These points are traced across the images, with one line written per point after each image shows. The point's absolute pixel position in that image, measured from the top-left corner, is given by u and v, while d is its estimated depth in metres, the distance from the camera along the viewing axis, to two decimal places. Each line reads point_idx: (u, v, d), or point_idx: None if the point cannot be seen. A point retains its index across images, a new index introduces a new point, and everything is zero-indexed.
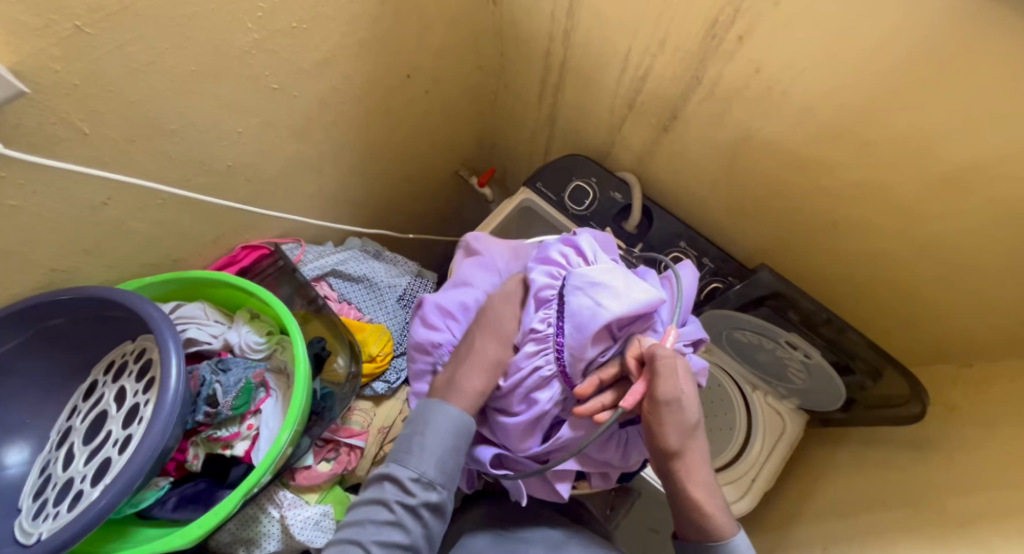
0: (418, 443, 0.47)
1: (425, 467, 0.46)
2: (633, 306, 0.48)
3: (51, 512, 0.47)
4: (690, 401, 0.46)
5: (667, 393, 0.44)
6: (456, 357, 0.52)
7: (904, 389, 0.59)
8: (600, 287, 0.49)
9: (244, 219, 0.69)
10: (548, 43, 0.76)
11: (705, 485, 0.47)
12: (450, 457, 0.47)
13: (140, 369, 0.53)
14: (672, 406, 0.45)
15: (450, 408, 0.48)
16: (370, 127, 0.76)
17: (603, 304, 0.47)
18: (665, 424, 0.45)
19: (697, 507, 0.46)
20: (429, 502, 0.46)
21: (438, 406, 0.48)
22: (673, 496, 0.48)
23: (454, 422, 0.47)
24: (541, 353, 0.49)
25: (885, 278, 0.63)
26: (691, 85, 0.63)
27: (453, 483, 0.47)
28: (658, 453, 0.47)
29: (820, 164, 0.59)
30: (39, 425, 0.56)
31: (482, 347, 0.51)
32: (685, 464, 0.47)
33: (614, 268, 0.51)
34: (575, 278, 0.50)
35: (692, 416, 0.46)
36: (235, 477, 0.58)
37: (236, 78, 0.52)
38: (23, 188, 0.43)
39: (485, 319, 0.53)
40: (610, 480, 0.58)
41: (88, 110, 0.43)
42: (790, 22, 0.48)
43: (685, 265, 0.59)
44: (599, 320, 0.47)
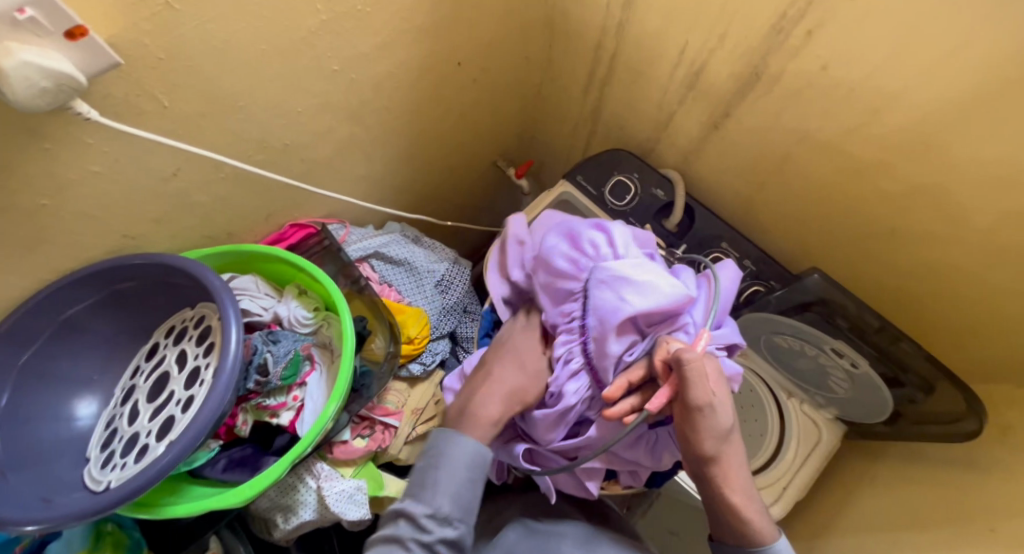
0: (433, 477, 0.46)
1: (441, 501, 0.45)
2: (659, 303, 0.48)
3: (119, 463, 0.50)
4: (721, 405, 0.44)
5: (700, 400, 0.43)
6: (471, 388, 0.53)
7: (960, 403, 0.57)
8: (628, 283, 0.49)
9: (295, 197, 0.71)
10: (601, 35, 0.76)
11: (742, 489, 0.47)
12: (467, 490, 0.46)
13: (201, 334, 0.56)
14: (704, 412, 0.43)
15: (466, 439, 0.47)
16: (418, 113, 0.77)
17: (626, 299, 0.48)
18: (699, 429, 0.44)
19: (735, 511, 0.46)
20: (447, 539, 0.44)
21: (453, 437, 0.48)
22: (709, 500, 0.48)
23: (468, 452, 0.47)
24: (569, 346, 0.51)
25: (944, 291, 0.61)
26: (748, 81, 0.62)
27: (470, 518, 0.46)
28: (694, 459, 0.46)
29: (881, 168, 0.57)
30: (105, 382, 0.59)
31: (499, 375, 0.52)
32: (722, 468, 0.46)
33: (643, 264, 0.51)
34: (600, 272, 0.50)
35: (726, 421, 0.45)
36: (280, 445, 0.60)
37: (301, 59, 0.54)
38: (106, 155, 0.45)
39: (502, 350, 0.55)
40: (638, 479, 0.58)
41: (169, 84, 0.45)
42: (864, 17, 0.47)
43: (725, 264, 0.58)
44: (622, 314, 0.47)
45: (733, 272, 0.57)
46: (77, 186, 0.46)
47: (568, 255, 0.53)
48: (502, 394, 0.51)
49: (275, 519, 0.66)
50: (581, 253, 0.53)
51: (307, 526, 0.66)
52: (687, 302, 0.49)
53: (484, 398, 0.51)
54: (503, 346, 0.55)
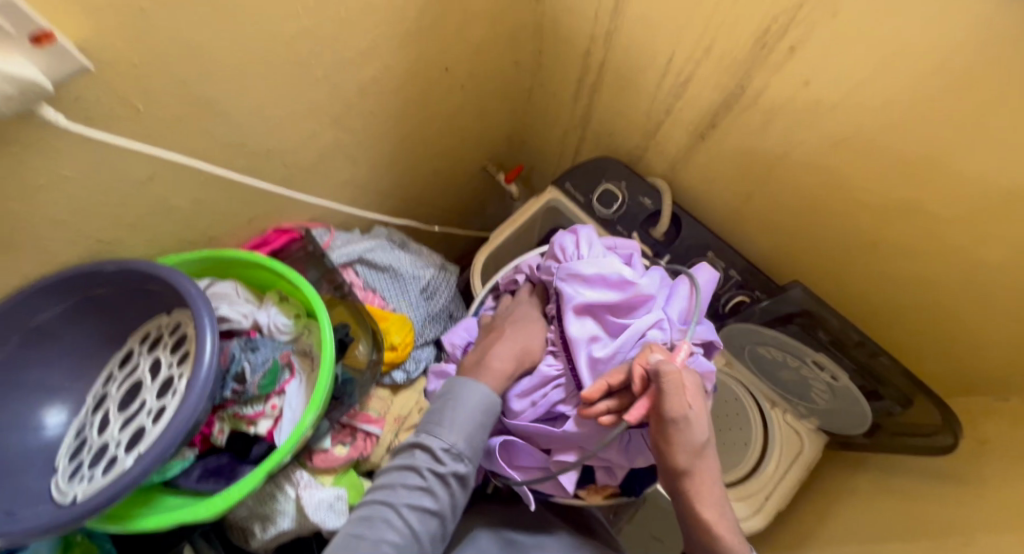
0: (449, 414, 0.48)
1: (456, 438, 0.47)
2: (609, 298, 0.55)
3: (87, 474, 0.49)
4: (696, 418, 0.44)
5: (674, 411, 0.42)
6: (485, 345, 0.56)
7: (936, 418, 0.58)
8: (582, 282, 0.55)
9: (278, 203, 0.70)
10: (589, 43, 0.76)
11: (716, 504, 0.45)
12: (477, 431, 0.48)
13: (175, 342, 0.55)
14: (679, 424, 0.43)
15: (478, 384, 0.49)
16: (405, 118, 0.77)
17: (581, 292, 0.55)
18: (672, 441, 0.44)
19: (707, 527, 0.44)
20: (458, 472, 0.46)
21: (466, 382, 0.49)
22: (682, 513, 0.47)
23: (482, 398, 0.48)
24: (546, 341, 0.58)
25: (924, 305, 0.62)
26: (733, 95, 0.62)
27: (479, 456, 0.48)
28: (667, 469, 0.45)
29: (863, 183, 0.57)
30: (77, 389, 0.58)
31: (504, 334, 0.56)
32: (695, 481, 0.45)
33: (604, 261, 0.56)
34: (564, 270, 0.56)
35: (702, 434, 0.44)
36: (257, 454, 0.59)
37: (284, 64, 0.53)
38: (78, 160, 0.45)
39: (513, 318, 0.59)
40: (614, 478, 0.56)
41: (143, 88, 0.44)
42: (844, 35, 0.47)
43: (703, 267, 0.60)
44: (572, 306, 0.54)
45: (709, 274, 0.59)
46: (47, 190, 0.45)
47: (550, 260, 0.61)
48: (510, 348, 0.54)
49: (252, 528, 0.65)
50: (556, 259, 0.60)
51: (286, 535, 0.65)
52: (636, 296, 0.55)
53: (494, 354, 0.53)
54: (514, 316, 0.60)
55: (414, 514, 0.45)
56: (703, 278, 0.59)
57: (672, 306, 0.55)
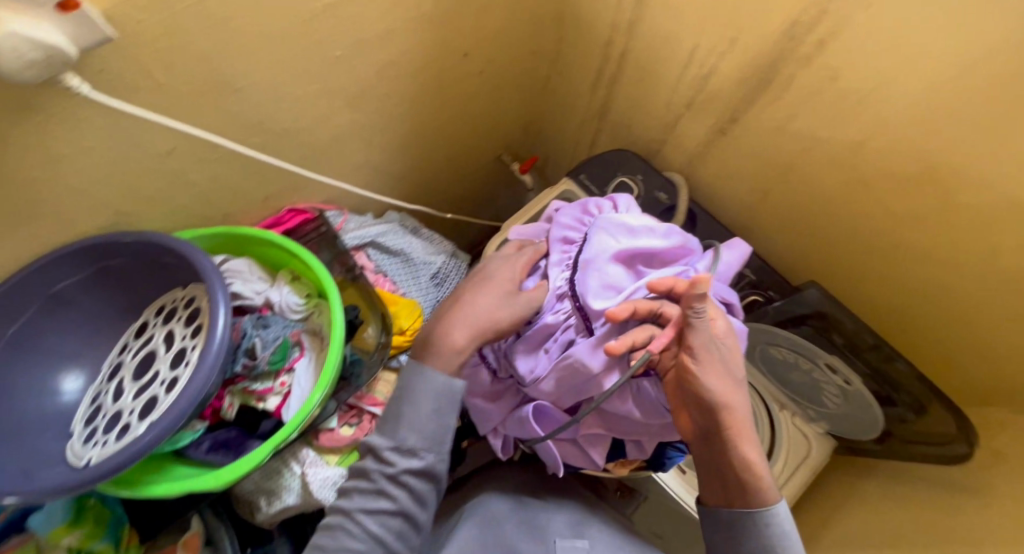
0: (397, 410, 0.44)
1: (405, 433, 0.43)
2: (653, 245, 0.49)
3: (101, 440, 0.50)
4: (727, 352, 0.43)
5: (705, 340, 0.42)
6: (441, 315, 0.48)
7: (951, 427, 0.57)
8: (626, 228, 0.50)
9: (293, 182, 0.70)
10: (611, 32, 0.75)
11: (749, 438, 0.43)
12: (431, 421, 0.43)
13: (189, 315, 0.55)
14: (712, 354, 0.42)
15: (427, 369, 0.45)
16: (422, 102, 0.76)
17: (619, 238, 0.49)
18: (709, 373, 0.41)
19: (745, 465, 0.42)
20: (413, 469, 0.42)
21: (416, 370, 0.45)
22: (712, 459, 0.43)
23: (431, 387, 0.44)
24: (558, 281, 0.50)
25: (945, 312, 0.60)
26: (757, 88, 0.61)
27: (440, 446, 0.44)
28: (699, 408, 0.42)
29: (887, 183, 0.56)
30: (93, 356, 0.59)
31: (474, 302, 0.48)
32: (731, 417, 0.42)
33: (640, 216, 0.52)
34: (604, 220, 0.50)
35: (734, 367, 0.43)
36: (265, 430, 0.59)
37: (303, 42, 0.53)
38: (99, 130, 0.46)
39: (480, 276, 0.50)
40: (645, 451, 0.53)
41: (164, 61, 0.44)
42: (875, 29, 0.46)
43: (735, 245, 0.52)
44: (613, 250, 0.48)
45: (742, 248, 0.52)
46: (69, 158, 0.46)
47: (574, 211, 0.54)
48: (473, 325, 0.46)
49: (258, 502, 0.66)
50: (586, 213, 0.54)
51: (290, 511, 0.66)
52: (675, 249, 0.50)
53: (455, 324, 0.46)
54: (484, 275, 0.50)
55: (372, 520, 0.42)
56: (736, 253, 0.52)
57: (706, 259, 0.50)
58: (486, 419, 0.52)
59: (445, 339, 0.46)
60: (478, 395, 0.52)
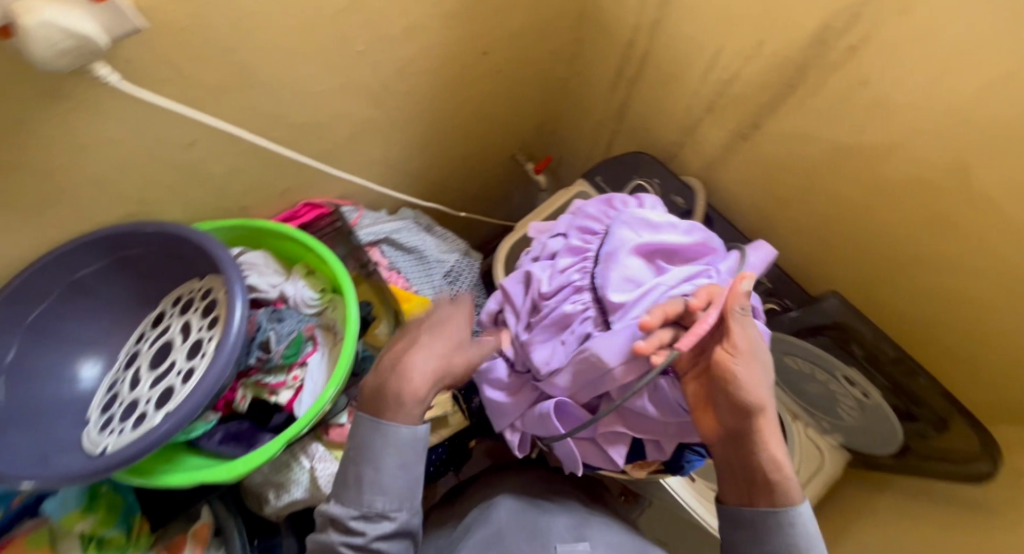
0: (357, 476, 0.42)
1: (370, 497, 0.42)
2: (675, 240, 0.48)
3: (117, 428, 0.50)
4: (763, 351, 0.41)
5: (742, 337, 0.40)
6: (391, 360, 0.45)
7: (974, 445, 0.56)
8: (648, 224, 0.49)
9: (310, 176, 0.70)
10: (633, 33, 0.74)
11: (777, 440, 0.42)
12: (395, 479, 0.42)
13: (206, 307, 0.56)
14: (748, 353, 0.40)
15: (384, 424, 0.43)
16: (440, 100, 0.76)
17: (642, 234, 0.48)
18: (745, 372, 0.40)
19: (774, 466, 0.40)
20: (384, 533, 0.41)
21: (371, 428, 0.43)
22: (737, 459, 0.42)
23: (391, 444, 0.42)
24: (577, 272, 0.49)
25: (968, 326, 0.59)
26: (781, 93, 0.60)
27: (407, 501, 0.43)
28: (731, 407, 0.41)
29: (914, 193, 0.55)
30: (110, 344, 0.60)
31: (424, 346, 0.45)
32: (762, 418, 0.41)
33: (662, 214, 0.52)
34: (626, 215, 0.50)
35: (769, 367, 0.42)
36: (277, 423, 0.59)
37: (327, 36, 0.53)
38: (125, 119, 0.46)
39: (429, 320, 0.48)
40: (665, 452, 0.50)
41: (191, 52, 0.44)
42: (908, 35, 0.45)
43: (758, 248, 0.52)
44: (632, 243, 0.47)
45: (765, 251, 0.52)
46: (94, 146, 0.46)
47: (596, 207, 0.55)
48: (427, 370, 0.43)
49: (267, 494, 0.66)
50: (610, 208, 0.55)
51: (298, 505, 0.66)
52: (698, 247, 0.49)
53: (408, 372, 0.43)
54: (431, 320, 0.48)
55: None
56: (758, 256, 0.51)
57: (730, 260, 0.49)
58: (503, 412, 0.51)
59: (399, 385, 0.43)
60: (496, 388, 0.51)
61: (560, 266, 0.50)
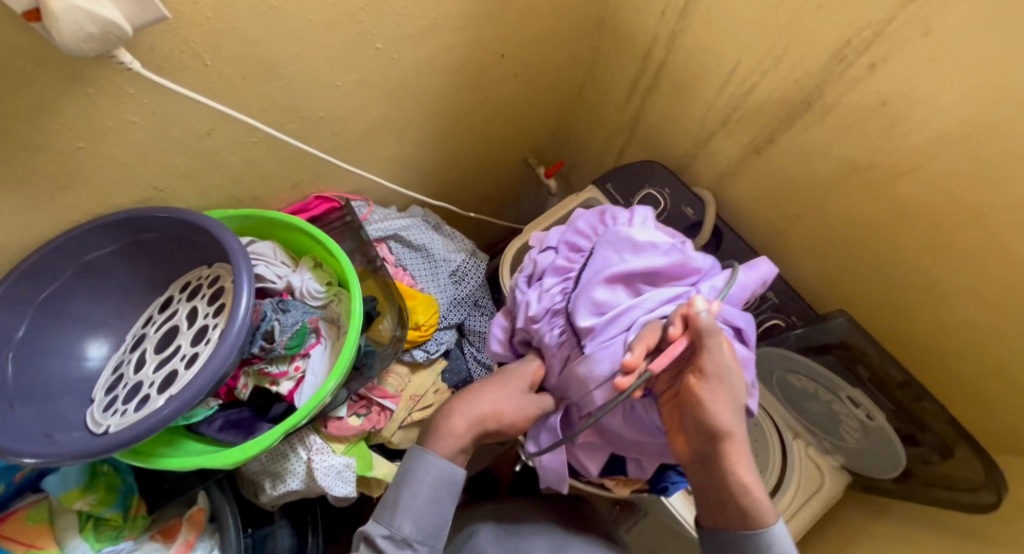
0: (397, 496, 0.43)
1: (402, 522, 0.41)
2: (654, 262, 0.48)
3: (120, 409, 0.51)
4: (736, 378, 0.41)
5: (711, 365, 0.40)
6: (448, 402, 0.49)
7: (978, 474, 0.55)
8: (632, 244, 0.49)
9: (324, 169, 0.71)
10: (651, 43, 0.74)
11: (749, 464, 0.42)
12: (430, 510, 0.42)
13: (213, 294, 0.56)
14: (717, 381, 0.40)
15: (430, 454, 0.44)
16: (455, 101, 0.77)
17: (623, 256, 0.49)
18: (712, 400, 0.40)
19: (744, 490, 0.41)
20: None
21: (417, 453, 0.44)
22: (711, 482, 0.43)
23: (435, 472, 0.43)
24: (559, 293, 0.51)
25: (977, 353, 0.58)
26: (798, 108, 0.60)
27: (434, 539, 0.42)
28: (699, 432, 0.41)
29: (926, 217, 0.54)
30: (118, 326, 0.60)
31: (478, 396, 0.47)
32: (731, 443, 0.41)
33: (650, 229, 0.51)
34: (610, 234, 0.50)
35: (742, 393, 0.42)
36: (276, 413, 0.61)
37: (347, 33, 0.54)
38: (146, 107, 0.47)
39: (495, 375, 0.51)
40: (645, 472, 0.56)
41: (213, 43, 0.45)
42: (927, 57, 0.45)
43: (757, 264, 0.51)
44: (612, 267, 0.48)
45: (763, 270, 0.51)
46: (114, 131, 0.47)
47: (587, 223, 0.55)
48: (473, 412, 0.46)
49: (263, 483, 0.67)
50: (601, 221, 0.55)
51: (292, 495, 0.67)
52: (681, 265, 0.49)
53: (455, 413, 0.46)
54: (497, 373, 0.51)
55: None
56: (751, 275, 0.51)
57: (718, 281, 0.48)
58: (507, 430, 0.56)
59: (444, 426, 0.45)
60: None
61: (545, 285, 0.52)
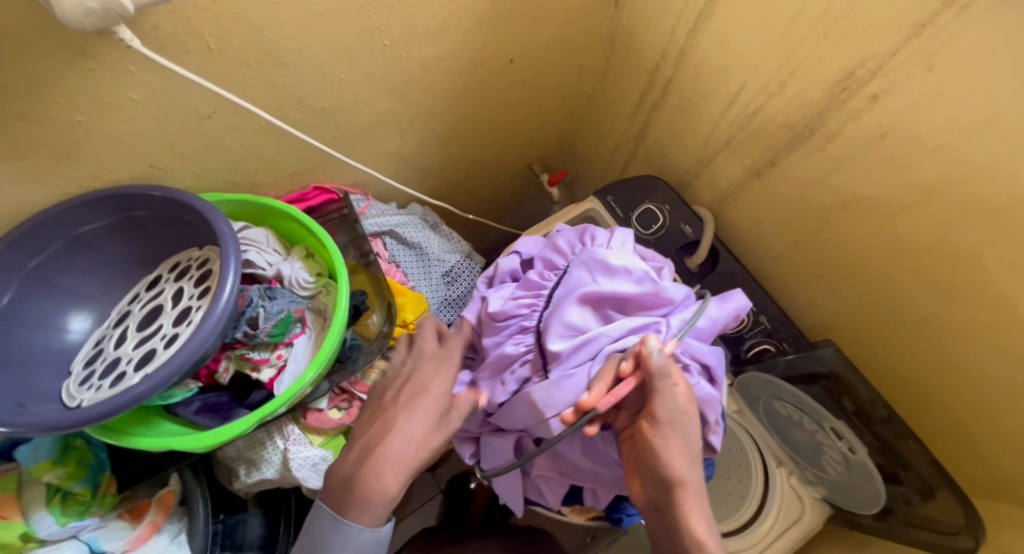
0: None
1: None
2: (627, 289, 0.52)
3: (95, 384, 0.51)
4: (688, 424, 0.45)
5: (662, 411, 0.44)
6: (369, 443, 0.46)
7: (958, 518, 0.54)
8: (605, 267, 0.54)
9: (324, 160, 0.71)
10: (660, 59, 0.74)
11: (703, 514, 0.44)
12: None
13: (200, 276, 0.56)
14: (668, 427, 0.44)
15: (356, 523, 0.44)
16: (462, 102, 0.77)
17: (597, 280, 0.53)
18: (663, 446, 0.44)
19: (697, 540, 0.42)
20: None
21: (345, 522, 0.44)
22: (668, 530, 0.44)
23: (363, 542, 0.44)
24: (528, 308, 0.56)
25: (963, 395, 0.57)
26: (801, 134, 0.60)
27: None
28: (653, 477, 0.46)
29: (920, 253, 0.54)
30: (105, 301, 0.60)
31: (400, 434, 0.46)
32: (683, 491, 0.44)
33: (626, 254, 0.56)
34: (587, 254, 0.55)
35: (693, 439, 0.46)
36: (255, 400, 0.60)
37: (354, 27, 0.54)
38: (146, 85, 0.47)
39: (409, 395, 0.48)
40: (601, 502, 0.60)
41: (217, 27, 0.45)
42: (929, 93, 0.45)
43: (737, 297, 0.55)
44: (582, 290, 0.52)
45: (738, 303, 0.55)
46: (113, 107, 0.47)
47: (566, 241, 0.60)
48: (402, 463, 0.45)
49: (238, 470, 0.67)
50: (581, 240, 0.60)
51: (267, 483, 0.67)
52: (653, 294, 0.53)
53: (383, 471, 0.44)
54: (413, 392, 0.49)
55: None
56: (730, 307, 0.54)
57: (689, 312, 0.53)
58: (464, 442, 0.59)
59: (371, 483, 0.44)
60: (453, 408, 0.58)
61: (516, 296, 0.57)
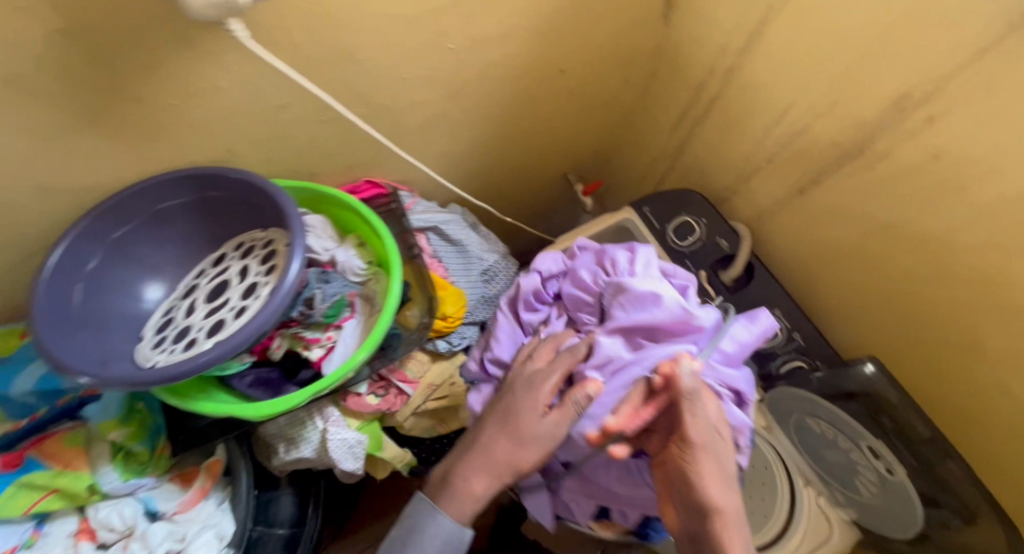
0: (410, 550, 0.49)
1: None
2: (654, 317, 0.54)
3: (168, 348, 0.54)
4: (717, 448, 0.47)
5: (692, 434, 0.46)
6: (463, 453, 0.53)
7: (1001, 540, 0.54)
8: (634, 296, 0.55)
9: (378, 156, 0.75)
10: (706, 76, 0.76)
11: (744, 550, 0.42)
12: None
13: (265, 255, 0.59)
14: (699, 450, 0.46)
15: (440, 513, 0.50)
16: (511, 108, 0.80)
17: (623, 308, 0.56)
18: (693, 467, 0.45)
19: None
20: None
21: (431, 514, 0.50)
22: None
23: (445, 534, 0.49)
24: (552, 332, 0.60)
25: (1005, 421, 0.57)
26: (849, 153, 0.61)
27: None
28: (686, 501, 0.46)
29: (967, 275, 0.54)
30: (173, 275, 0.64)
31: (489, 443, 0.51)
32: (718, 518, 0.43)
33: (652, 278, 0.57)
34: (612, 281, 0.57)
35: (723, 463, 0.46)
36: (303, 378, 0.64)
37: (425, 30, 0.57)
38: (235, 74, 0.51)
39: (500, 411, 0.52)
40: (629, 519, 0.63)
41: (304, 24, 0.49)
42: (987, 114, 0.45)
43: (763, 317, 0.60)
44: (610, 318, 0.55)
45: (765, 325, 0.60)
46: (204, 93, 0.51)
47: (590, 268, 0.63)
48: (490, 471, 0.50)
49: (277, 447, 0.70)
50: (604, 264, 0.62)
51: (303, 462, 0.70)
52: (682, 320, 0.54)
53: (472, 473, 0.50)
54: (501, 406, 0.53)
55: None
56: (756, 331, 0.59)
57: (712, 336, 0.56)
58: None
59: (461, 485, 0.50)
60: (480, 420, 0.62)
61: None
